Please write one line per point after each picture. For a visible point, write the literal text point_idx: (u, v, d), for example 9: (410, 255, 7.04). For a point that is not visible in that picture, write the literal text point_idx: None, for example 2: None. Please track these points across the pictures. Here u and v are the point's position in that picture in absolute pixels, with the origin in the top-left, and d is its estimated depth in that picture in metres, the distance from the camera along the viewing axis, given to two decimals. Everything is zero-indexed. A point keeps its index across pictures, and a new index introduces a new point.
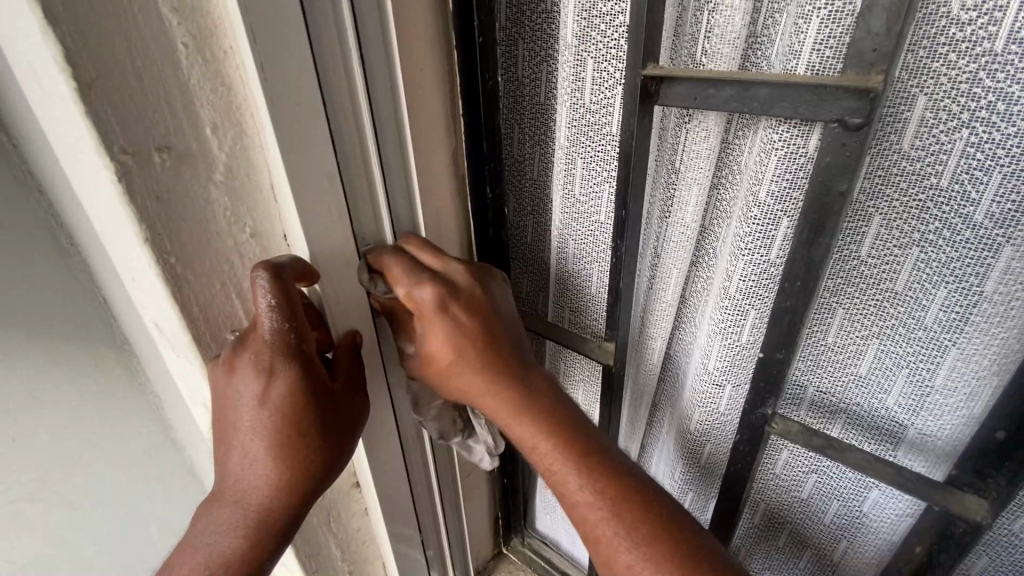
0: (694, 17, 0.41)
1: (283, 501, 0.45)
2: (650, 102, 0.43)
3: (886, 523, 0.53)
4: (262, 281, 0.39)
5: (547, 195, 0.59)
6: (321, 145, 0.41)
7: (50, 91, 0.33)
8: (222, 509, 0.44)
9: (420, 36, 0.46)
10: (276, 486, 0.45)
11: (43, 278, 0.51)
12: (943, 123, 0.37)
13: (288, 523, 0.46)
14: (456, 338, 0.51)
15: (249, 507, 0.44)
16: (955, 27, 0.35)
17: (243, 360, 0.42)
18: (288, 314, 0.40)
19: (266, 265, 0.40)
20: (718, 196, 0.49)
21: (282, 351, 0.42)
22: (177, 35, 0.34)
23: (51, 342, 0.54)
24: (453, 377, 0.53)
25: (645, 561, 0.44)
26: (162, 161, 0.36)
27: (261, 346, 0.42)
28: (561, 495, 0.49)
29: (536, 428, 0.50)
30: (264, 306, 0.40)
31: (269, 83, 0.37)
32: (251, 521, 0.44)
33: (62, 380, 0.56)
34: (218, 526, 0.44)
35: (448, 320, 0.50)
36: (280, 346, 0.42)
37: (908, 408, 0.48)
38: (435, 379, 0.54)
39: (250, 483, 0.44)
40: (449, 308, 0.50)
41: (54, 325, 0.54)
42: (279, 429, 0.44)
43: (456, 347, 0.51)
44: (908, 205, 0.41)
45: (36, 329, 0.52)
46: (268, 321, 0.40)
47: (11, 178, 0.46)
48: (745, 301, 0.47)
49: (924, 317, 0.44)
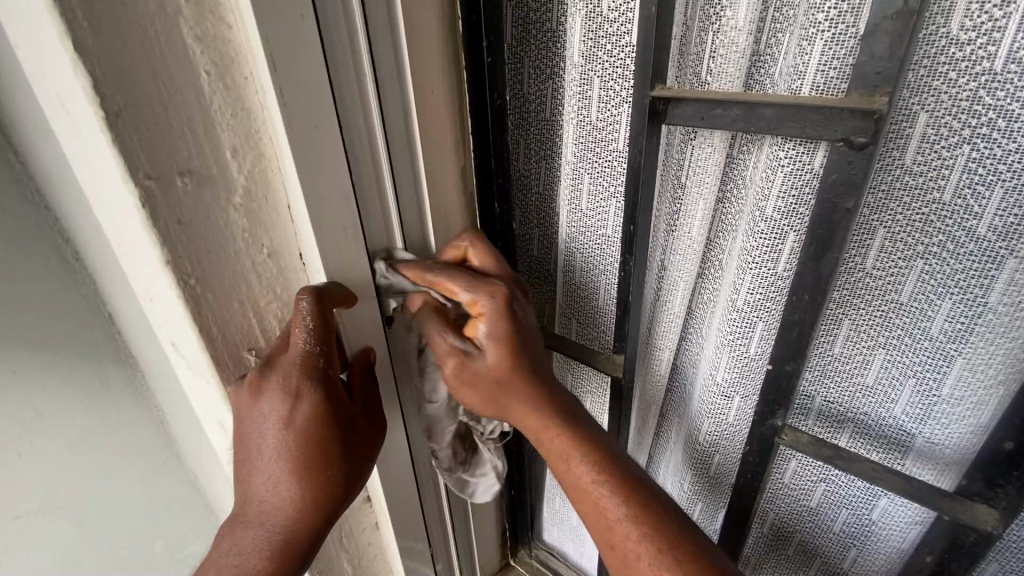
0: (699, 37, 0.42)
1: (305, 525, 0.46)
2: (657, 120, 0.44)
3: (895, 531, 0.53)
4: (304, 304, 0.41)
5: (552, 209, 0.60)
6: (336, 166, 0.42)
7: (76, 118, 0.34)
8: (246, 529, 0.45)
9: (432, 56, 0.47)
10: (297, 509, 0.45)
11: (48, 293, 0.52)
12: (945, 139, 0.38)
13: (310, 543, 0.47)
14: (513, 341, 0.50)
15: (271, 528, 0.45)
16: (954, 46, 0.36)
17: (269, 382, 0.43)
18: (323, 336, 0.42)
19: (309, 289, 0.42)
20: (723, 210, 0.50)
21: (311, 371, 0.43)
22: (199, 63, 0.35)
23: (51, 356, 0.54)
24: (504, 378, 0.51)
25: (648, 544, 0.46)
26: (184, 184, 0.37)
27: (289, 368, 0.43)
28: (580, 496, 0.49)
29: (568, 433, 0.50)
30: (303, 328, 0.41)
31: (287, 107, 0.37)
32: (274, 541, 0.45)
33: (65, 395, 0.56)
34: (243, 545, 0.45)
35: (512, 321, 0.50)
36: (311, 366, 0.43)
37: (915, 417, 0.48)
38: (483, 381, 0.51)
39: (272, 504, 0.45)
40: (514, 311, 0.50)
41: (59, 342, 0.54)
42: (302, 449, 0.44)
43: (517, 348, 0.51)
44: (911, 219, 0.42)
45: (37, 350, 0.53)
46: (302, 341, 0.42)
47: (13, 187, 0.47)
48: (753, 314, 0.48)
49: (930, 328, 0.45)
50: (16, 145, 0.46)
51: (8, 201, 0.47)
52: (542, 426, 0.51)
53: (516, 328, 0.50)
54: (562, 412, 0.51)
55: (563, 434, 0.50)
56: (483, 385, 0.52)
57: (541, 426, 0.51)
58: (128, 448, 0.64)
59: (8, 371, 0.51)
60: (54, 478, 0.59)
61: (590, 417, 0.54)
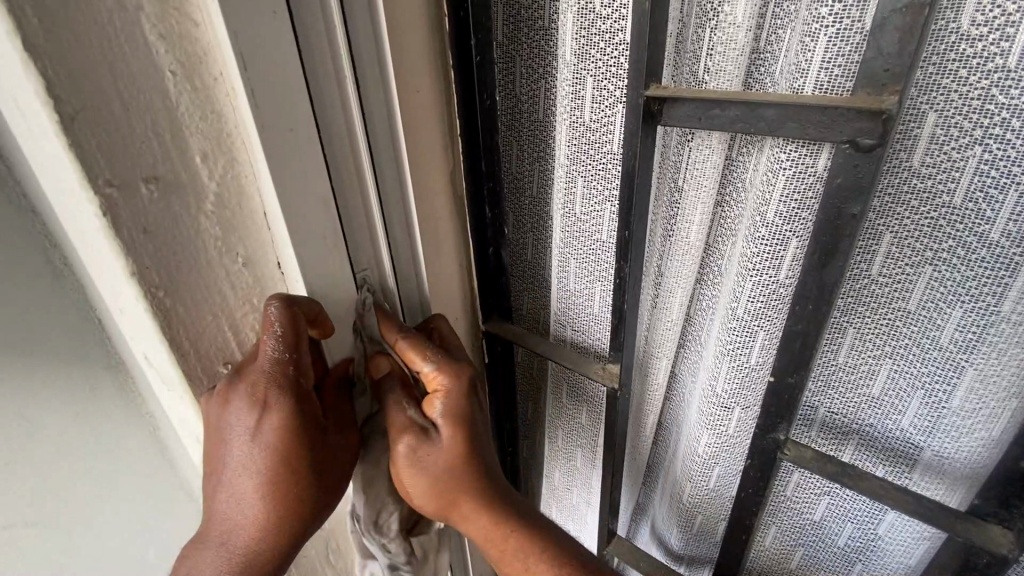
0: (696, 34, 0.40)
1: (271, 544, 0.43)
2: (653, 121, 0.41)
3: (902, 546, 0.51)
4: (273, 310, 0.39)
5: (546, 213, 0.58)
6: (315, 171, 0.40)
7: (31, 122, 0.32)
8: (209, 547, 0.43)
9: (417, 55, 0.45)
10: (262, 528, 0.43)
11: (35, 298, 0.49)
12: (955, 140, 0.36)
13: (272, 567, 0.44)
14: (465, 423, 0.51)
15: (233, 548, 0.43)
16: (965, 43, 0.34)
17: (239, 391, 0.41)
18: (291, 345, 0.40)
19: (279, 295, 0.40)
20: (723, 214, 0.48)
21: (280, 382, 0.41)
22: (163, 63, 0.33)
23: (41, 364, 0.51)
24: (451, 471, 0.51)
25: None
26: (149, 191, 0.35)
27: (257, 378, 0.41)
28: None
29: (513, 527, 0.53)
30: (270, 336, 0.39)
31: (259, 109, 0.35)
32: (235, 564, 0.42)
33: (54, 404, 0.53)
34: (204, 564, 0.43)
35: (465, 404, 0.51)
36: (280, 377, 0.41)
37: (923, 429, 0.46)
38: (430, 470, 0.50)
39: (235, 522, 0.43)
40: (469, 394, 0.51)
41: (48, 345, 0.51)
42: (269, 466, 0.42)
43: (467, 435, 0.51)
44: (920, 224, 0.40)
45: (28, 359, 0.50)
46: (272, 349, 0.40)
47: (9, 205, 0.44)
48: (754, 323, 0.46)
49: (939, 337, 0.42)
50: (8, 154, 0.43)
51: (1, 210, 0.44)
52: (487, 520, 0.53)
53: (467, 412, 0.51)
54: (503, 507, 0.53)
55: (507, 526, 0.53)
56: (427, 471, 0.50)
57: (481, 523, 0.53)
58: (122, 458, 0.60)
59: (1, 377, 0.49)
60: (25, 501, 0.55)
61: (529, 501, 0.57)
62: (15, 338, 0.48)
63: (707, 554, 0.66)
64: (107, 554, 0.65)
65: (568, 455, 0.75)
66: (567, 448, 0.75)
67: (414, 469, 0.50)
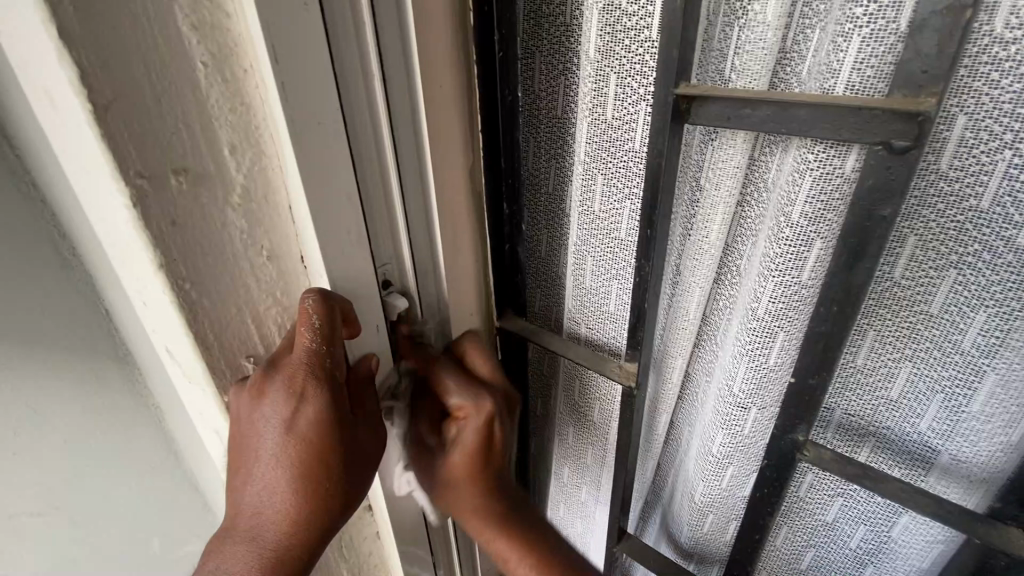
0: (723, 33, 0.40)
1: (300, 537, 0.44)
2: (680, 121, 0.41)
3: (915, 549, 0.52)
4: (312, 302, 0.40)
5: (563, 209, 0.57)
6: (342, 165, 0.40)
7: (63, 111, 0.32)
8: (238, 541, 0.43)
9: (441, 48, 0.44)
10: (291, 522, 0.43)
11: (43, 287, 0.48)
12: (984, 143, 0.36)
13: (302, 562, 0.45)
14: (482, 453, 0.58)
15: (263, 542, 0.43)
16: (998, 46, 0.33)
17: (274, 383, 0.41)
18: (329, 337, 0.40)
19: (317, 290, 0.41)
20: (743, 213, 0.48)
21: (316, 375, 0.41)
22: (196, 54, 0.33)
23: (44, 357, 0.50)
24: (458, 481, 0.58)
25: None
26: (178, 183, 0.35)
27: (293, 369, 0.41)
28: None
29: (516, 531, 0.60)
30: (308, 328, 0.40)
31: (289, 102, 0.35)
32: (264, 558, 0.43)
33: (63, 394, 0.53)
34: (234, 560, 0.43)
35: (482, 438, 0.57)
36: (316, 368, 0.41)
37: (941, 433, 0.46)
38: (441, 478, 0.58)
39: (266, 515, 0.43)
40: (490, 430, 0.57)
41: (54, 335, 0.50)
42: (302, 459, 0.43)
43: (482, 464, 0.58)
44: (946, 226, 0.40)
45: (28, 352, 0.49)
46: (309, 339, 0.40)
47: (17, 193, 0.44)
48: (774, 323, 0.46)
49: (961, 341, 0.42)
50: (14, 141, 0.43)
51: (7, 198, 0.44)
52: (500, 542, 0.59)
53: (488, 442, 0.57)
54: (513, 527, 0.60)
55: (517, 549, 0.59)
56: (444, 484, 0.59)
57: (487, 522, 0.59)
58: (131, 448, 0.61)
59: (13, 363, 0.48)
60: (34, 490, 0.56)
61: (533, 508, 0.63)
62: (16, 328, 0.47)
63: (717, 553, 0.67)
64: (117, 543, 0.65)
65: (579, 453, 0.75)
66: (577, 445, 0.75)
67: (433, 479, 0.59)
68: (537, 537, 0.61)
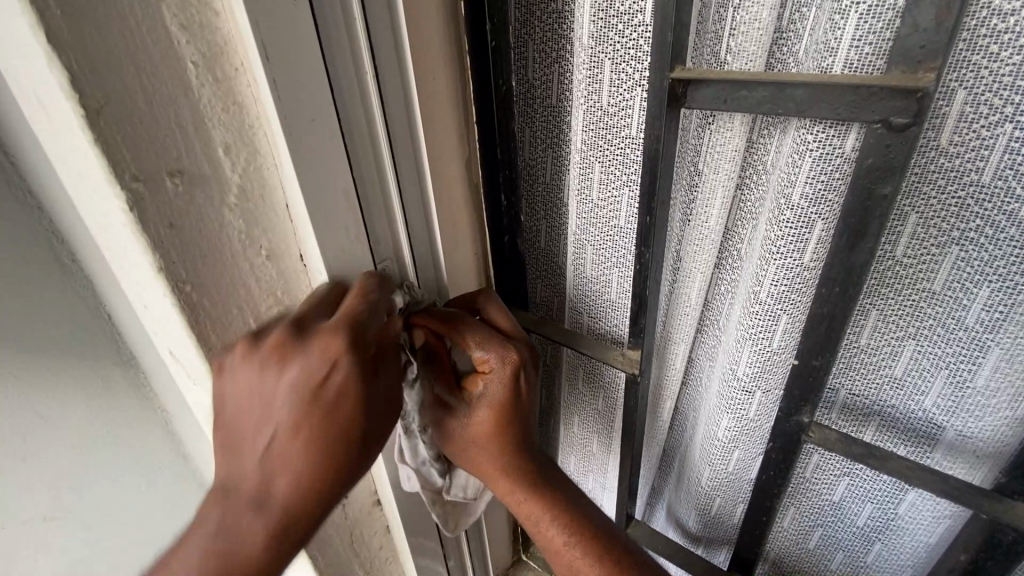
0: (717, 14, 0.40)
1: (286, 519, 0.40)
2: (678, 104, 0.41)
3: (922, 525, 0.52)
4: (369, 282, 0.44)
5: (562, 198, 0.57)
6: (337, 160, 0.40)
7: (54, 115, 0.31)
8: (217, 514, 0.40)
9: (433, 39, 0.44)
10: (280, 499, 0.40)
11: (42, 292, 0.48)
12: (984, 117, 0.35)
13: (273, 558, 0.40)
14: (508, 406, 0.53)
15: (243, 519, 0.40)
16: (997, 18, 0.33)
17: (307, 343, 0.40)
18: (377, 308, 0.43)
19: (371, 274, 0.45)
20: (743, 196, 0.48)
21: (351, 340, 0.41)
22: (186, 54, 0.33)
23: (44, 360, 0.50)
24: (479, 442, 0.54)
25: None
26: (175, 185, 0.35)
27: (330, 330, 0.40)
28: (550, 551, 0.55)
29: (536, 494, 0.54)
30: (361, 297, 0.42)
31: (281, 100, 0.35)
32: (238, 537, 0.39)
33: (65, 396, 0.53)
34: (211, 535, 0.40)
35: (510, 394, 0.52)
36: (352, 333, 0.41)
37: (946, 409, 0.46)
38: (461, 439, 0.55)
39: (246, 502, 0.40)
40: (517, 380, 0.52)
41: (54, 339, 0.50)
42: (313, 429, 0.41)
43: (506, 418, 0.53)
44: (946, 203, 0.39)
45: (31, 358, 0.49)
46: (359, 306, 0.42)
47: (13, 201, 0.44)
48: (776, 306, 0.46)
49: (965, 317, 0.42)
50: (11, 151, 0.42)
51: (7, 208, 0.44)
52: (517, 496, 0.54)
53: (513, 395, 0.52)
54: (533, 485, 0.54)
55: (532, 501, 0.54)
56: (468, 444, 0.54)
57: (506, 490, 0.55)
58: (134, 449, 0.61)
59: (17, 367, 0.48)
60: (46, 497, 0.56)
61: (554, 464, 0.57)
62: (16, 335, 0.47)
63: (724, 535, 0.67)
64: (129, 547, 0.65)
65: (584, 441, 0.76)
66: (583, 433, 0.75)
67: (456, 437, 0.55)
68: (558, 489, 0.55)
